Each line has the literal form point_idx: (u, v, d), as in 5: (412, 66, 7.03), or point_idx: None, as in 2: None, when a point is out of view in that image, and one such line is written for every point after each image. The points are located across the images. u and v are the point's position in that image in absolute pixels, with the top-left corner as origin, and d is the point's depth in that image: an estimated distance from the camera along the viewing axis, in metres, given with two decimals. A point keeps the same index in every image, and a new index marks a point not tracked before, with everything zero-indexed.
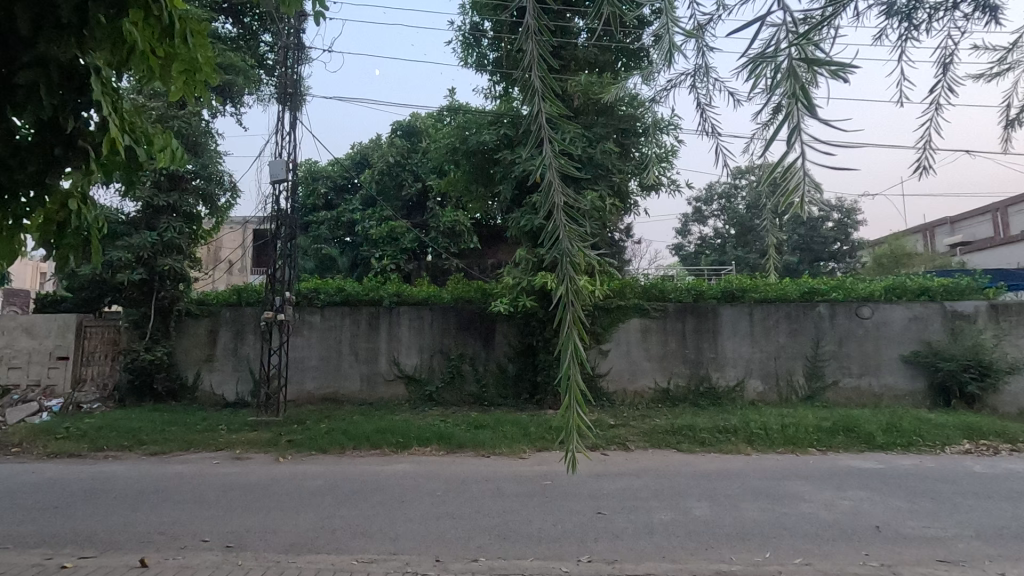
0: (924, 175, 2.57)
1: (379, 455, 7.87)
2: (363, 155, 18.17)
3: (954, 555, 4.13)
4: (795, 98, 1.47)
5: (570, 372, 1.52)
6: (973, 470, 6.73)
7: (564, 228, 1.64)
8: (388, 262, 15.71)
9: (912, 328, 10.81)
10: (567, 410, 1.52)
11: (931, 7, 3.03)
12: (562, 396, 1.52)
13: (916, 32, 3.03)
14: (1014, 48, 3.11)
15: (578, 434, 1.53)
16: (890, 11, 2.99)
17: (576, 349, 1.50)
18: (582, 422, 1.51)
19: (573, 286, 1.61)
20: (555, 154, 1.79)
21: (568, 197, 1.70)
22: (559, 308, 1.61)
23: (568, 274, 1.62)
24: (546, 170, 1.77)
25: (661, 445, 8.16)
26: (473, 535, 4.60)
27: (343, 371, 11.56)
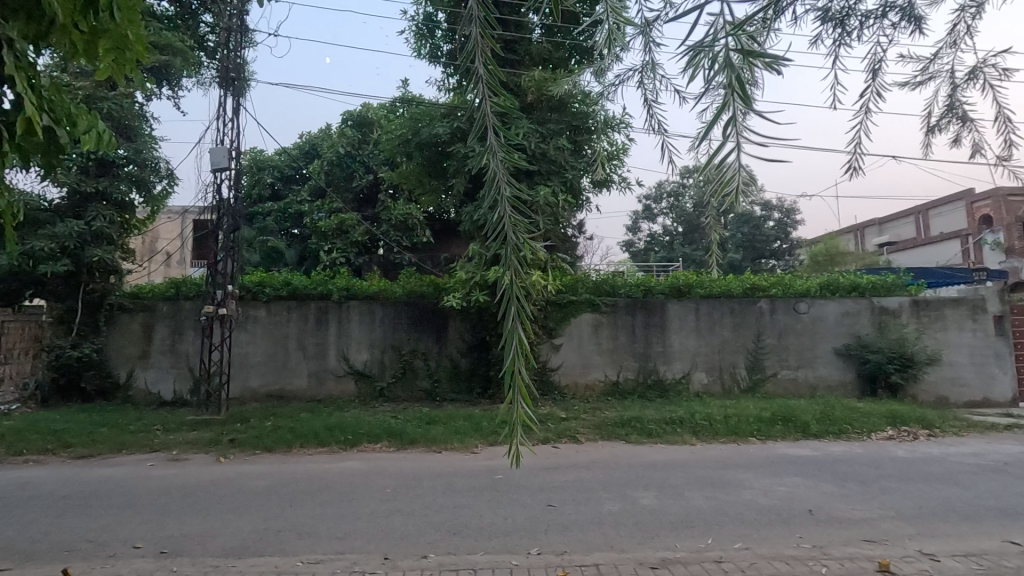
0: (852, 173, 2.75)
1: (327, 453, 7.67)
2: (311, 145, 17.66)
3: (878, 534, 4.42)
4: (732, 89, 1.55)
5: (514, 368, 1.53)
6: (897, 455, 7.22)
7: (509, 219, 1.64)
8: (338, 255, 15.30)
9: (844, 322, 11.47)
10: (510, 406, 1.52)
11: (862, 16, 3.20)
12: (506, 390, 1.52)
13: (849, 39, 3.20)
14: (934, 60, 3.32)
15: (522, 430, 1.54)
16: (825, 18, 3.14)
17: (522, 344, 1.50)
18: (526, 417, 1.52)
19: (520, 280, 1.60)
20: (500, 143, 1.80)
21: (513, 187, 1.70)
22: (504, 299, 1.61)
23: (513, 266, 1.61)
24: (490, 161, 1.77)
25: (611, 437, 8.34)
26: (423, 531, 4.57)
27: (289, 367, 11.19)
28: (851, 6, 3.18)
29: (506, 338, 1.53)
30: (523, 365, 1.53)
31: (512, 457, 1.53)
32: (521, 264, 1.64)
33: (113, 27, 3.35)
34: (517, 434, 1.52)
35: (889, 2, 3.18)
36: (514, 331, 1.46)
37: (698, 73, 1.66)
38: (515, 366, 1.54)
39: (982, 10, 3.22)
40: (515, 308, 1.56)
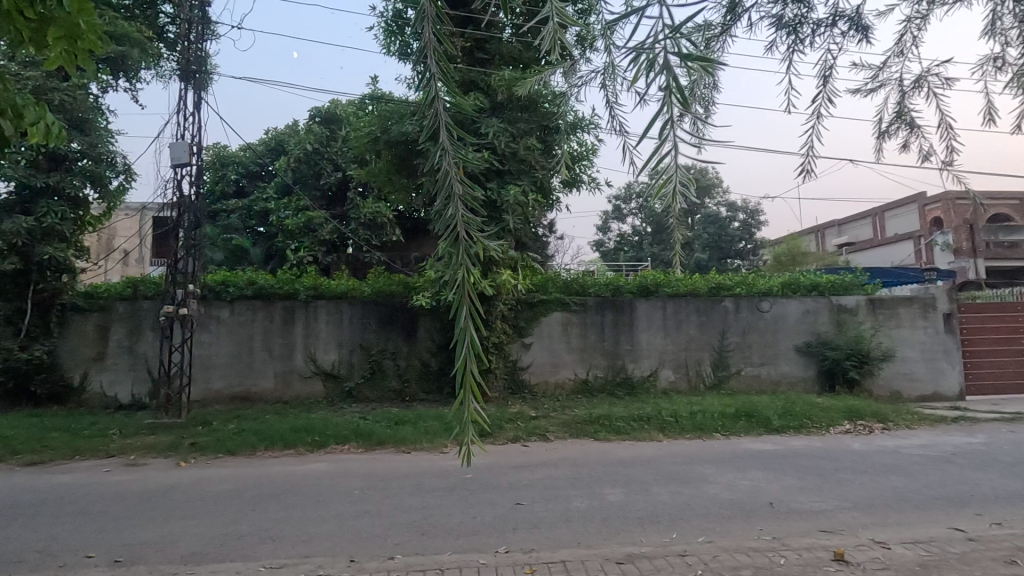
0: (804, 175, 2.87)
1: (293, 455, 7.53)
2: (278, 141, 17.30)
3: (835, 525, 4.58)
4: (670, 93, 1.64)
5: (465, 366, 1.60)
6: (854, 448, 7.49)
7: (461, 217, 1.72)
8: (305, 253, 15.01)
9: (805, 320, 11.83)
10: (462, 404, 1.59)
11: (814, 23, 3.31)
12: (457, 389, 1.59)
13: (802, 46, 3.30)
14: (883, 68, 3.45)
15: (473, 426, 1.61)
16: (779, 24, 3.24)
17: (472, 342, 1.56)
18: (477, 414, 1.58)
19: (470, 277, 1.67)
20: (451, 143, 1.89)
21: (462, 184, 1.78)
22: (454, 296, 1.68)
23: (463, 262, 1.68)
24: (442, 159, 1.86)
25: (580, 434, 8.41)
26: (390, 532, 4.54)
27: (254, 369, 10.94)
28: (804, 14, 3.27)
29: (458, 336, 1.59)
30: (474, 363, 1.60)
31: (464, 455, 1.59)
32: (471, 260, 1.73)
33: (62, 15, 3.23)
34: (469, 432, 1.59)
35: (839, 12, 3.30)
36: (464, 328, 1.52)
37: (639, 74, 1.71)
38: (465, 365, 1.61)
39: (927, 21, 3.36)
40: (466, 307, 1.63)
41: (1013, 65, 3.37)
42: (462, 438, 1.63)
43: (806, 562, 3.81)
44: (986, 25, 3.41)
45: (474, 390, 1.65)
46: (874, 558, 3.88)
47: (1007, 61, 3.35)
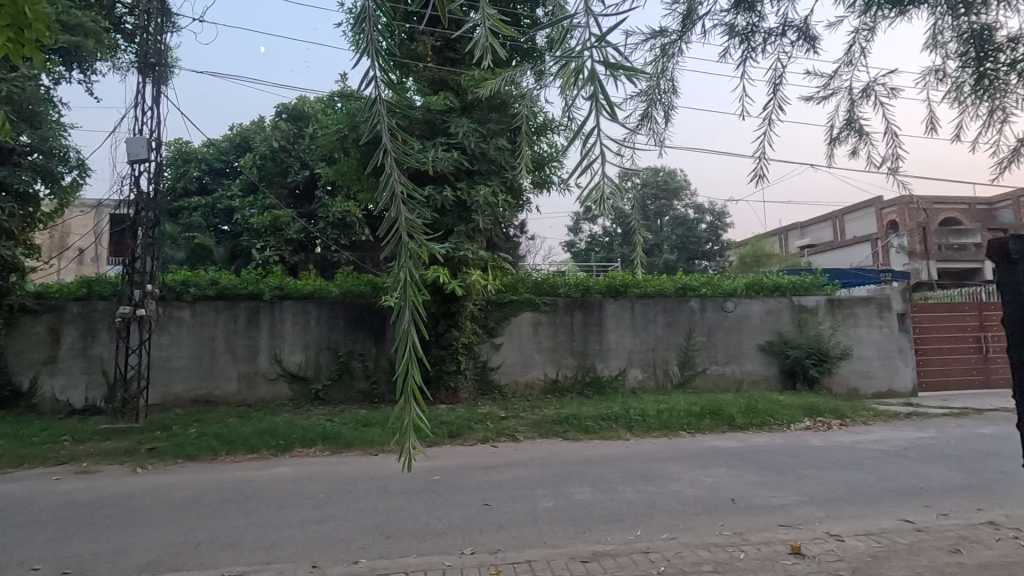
0: (756, 180, 2.95)
1: (256, 460, 7.36)
2: (243, 137, 16.90)
3: (793, 519, 4.71)
4: (596, 99, 1.72)
5: (406, 372, 1.63)
6: (812, 444, 7.72)
7: (403, 218, 1.74)
8: (271, 253, 14.67)
9: (768, 320, 12.14)
10: (403, 408, 1.63)
11: (765, 33, 3.40)
12: (398, 396, 1.62)
13: (754, 54, 3.39)
14: (834, 77, 3.56)
15: (413, 432, 1.64)
16: (732, 33, 3.32)
17: (413, 346, 1.59)
18: (418, 419, 1.63)
19: (412, 278, 1.70)
20: (393, 144, 1.92)
21: (406, 183, 1.80)
22: (397, 298, 1.71)
23: (406, 262, 1.71)
24: (386, 158, 1.89)
25: (549, 434, 8.45)
26: (354, 536, 4.47)
27: (217, 371, 10.65)
28: (755, 24, 3.36)
29: (399, 341, 1.62)
30: (415, 366, 1.63)
31: (405, 460, 1.64)
32: (415, 259, 1.75)
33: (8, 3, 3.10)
34: (410, 437, 1.62)
35: (788, 22, 3.39)
36: (405, 332, 1.56)
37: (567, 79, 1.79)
38: (407, 369, 1.63)
39: (875, 33, 3.48)
40: (408, 310, 1.67)
41: (953, 76, 3.52)
42: (403, 443, 1.66)
43: (764, 556, 3.91)
44: (927, 37, 3.56)
45: (417, 395, 1.68)
46: (829, 551, 4.00)
47: (947, 72, 3.50)
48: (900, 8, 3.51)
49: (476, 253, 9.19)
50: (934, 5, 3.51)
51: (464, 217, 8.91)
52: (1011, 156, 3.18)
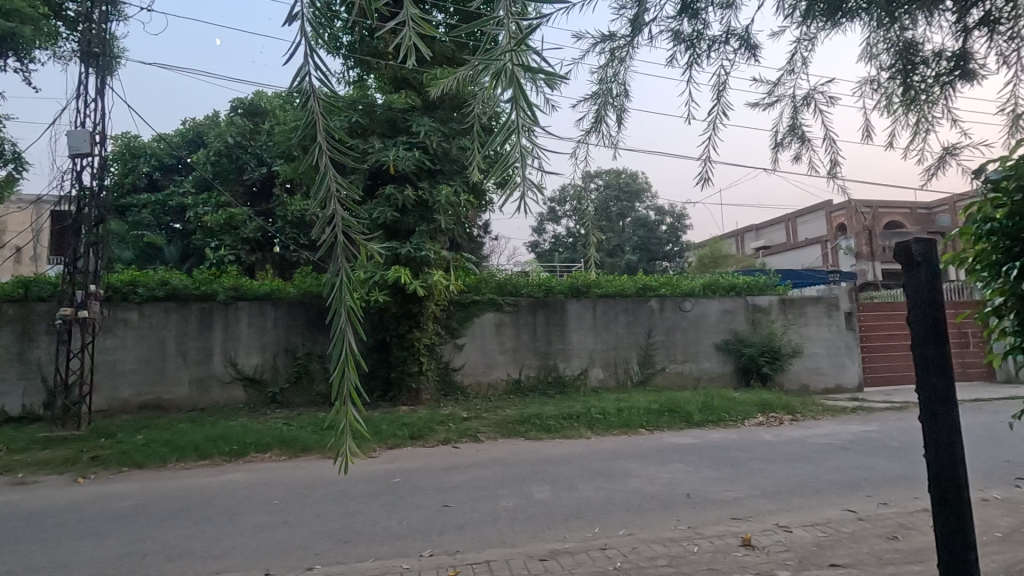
0: (702, 183, 3.03)
1: (209, 466, 7.11)
2: (196, 132, 16.33)
3: (745, 512, 4.87)
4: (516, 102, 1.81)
5: (343, 376, 1.64)
6: (765, 439, 8.00)
7: (340, 218, 1.71)
8: (226, 252, 14.18)
9: (724, 319, 12.50)
10: (340, 412, 1.64)
11: (709, 40, 3.50)
12: (334, 400, 1.63)
13: (699, 60, 3.49)
14: (777, 84, 3.68)
15: (350, 435, 1.65)
16: (678, 39, 3.42)
17: (350, 348, 1.60)
18: (355, 420, 1.64)
19: (347, 280, 1.69)
20: (330, 141, 1.83)
21: (340, 181, 1.76)
22: (334, 299, 1.70)
23: (341, 265, 1.69)
24: (321, 156, 1.81)
25: (510, 433, 8.48)
26: (310, 542, 4.38)
27: (167, 375, 10.24)
28: (700, 31, 3.46)
29: (336, 342, 1.62)
30: (352, 369, 1.64)
31: (341, 462, 1.65)
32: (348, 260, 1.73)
33: None
34: (347, 439, 1.64)
35: (731, 30, 3.51)
36: (342, 334, 1.56)
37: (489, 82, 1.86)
38: (343, 372, 1.64)
39: (814, 43, 3.64)
40: (344, 312, 1.66)
41: (884, 87, 3.70)
42: (340, 445, 1.67)
43: (716, 549, 4.02)
44: (861, 51, 3.74)
45: (353, 397, 1.69)
46: (777, 542, 4.15)
47: (879, 83, 3.68)
48: (834, 22, 3.69)
49: (438, 253, 9.16)
50: (866, 19, 3.69)
51: (427, 217, 8.92)
52: (939, 163, 3.35)
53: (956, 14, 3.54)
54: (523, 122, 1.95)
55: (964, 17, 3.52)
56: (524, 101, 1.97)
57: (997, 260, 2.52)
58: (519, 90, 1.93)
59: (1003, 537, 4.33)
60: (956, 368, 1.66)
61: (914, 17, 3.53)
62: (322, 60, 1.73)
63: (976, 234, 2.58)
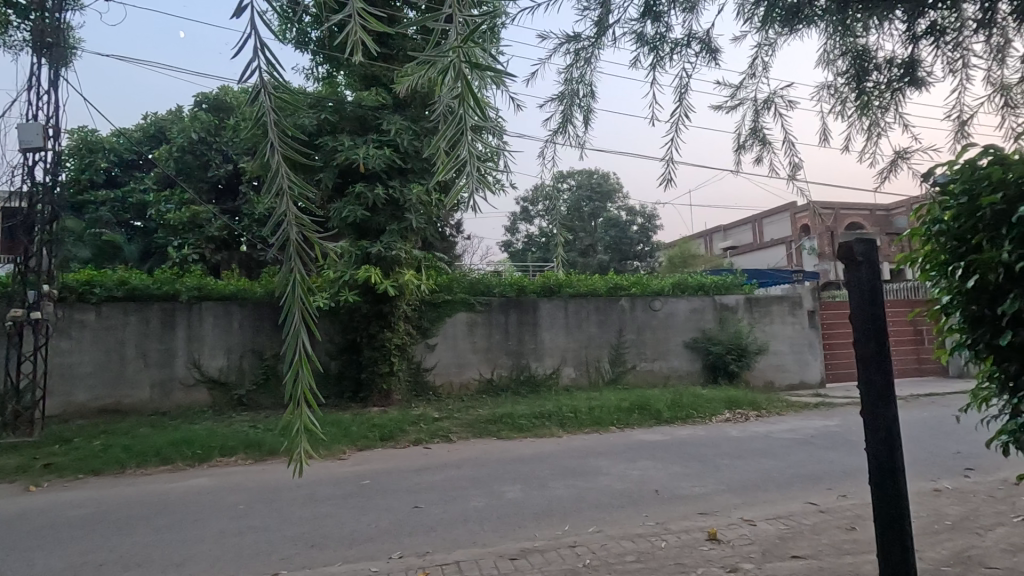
0: (666, 183, 3.06)
1: (170, 471, 6.90)
2: (158, 128, 15.84)
3: (712, 507, 4.97)
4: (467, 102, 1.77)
5: (298, 377, 1.60)
6: (731, 435, 8.18)
7: (292, 216, 1.60)
8: (190, 251, 13.78)
9: (692, 318, 12.72)
10: (294, 413, 1.60)
11: (672, 43, 3.56)
12: (288, 401, 1.58)
13: (662, 63, 3.54)
14: (740, 88, 3.75)
15: (305, 436, 1.62)
16: (642, 41, 3.46)
17: (304, 350, 1.55)
18: (310, 422, 1.61)
19: (301, 280, 1.60)
20: (282, 134, 1.68)
21: (293, 178, 1.65)
22: (286, 299, 1.62)
23: (295, 266, 1.60)
24: (271, 151, 1.66)
25: (482, 433, 8.46)
26: (276, 546, 4.30)
27: (127, 378, 9.90)
28: (663, 34, 3.52)
29: (289, 343, 1.56)
30: (305, 370, 1.59)
31: (296, 464, 1.62)
32: (302, 259, 1.64)
33: None
34: (302, 440, 1.61)
35: (693, 34, 3.57)
36: (295, 335, 1.51)
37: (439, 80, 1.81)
38: (297, 372, 1.59)
39: (774, 49, 3.73)
40: (298, 312, 1.58)
41: (841, 92, 3.82)
42: (294, 446, 1.63)
43: (683, 544, 4.09)
44: (818, 57, 3.84)
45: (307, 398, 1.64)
46: (742, 535, 4.25)
47: (835, 88, 3.79)
48: (793, 27, 3.78)
49: (409, 252, 9.08)
50: (822, 26, 3.79)
51: (397, 215, 8.87)
52: (891, 166, 3.47)
53: (905, 23, 3.68)
54: (473, 121, 1.94)
55: (914, 25, 3.65)
56: (471, 99, 1.90)
57: (943, 260, 2.65)
58: (467, 88, 1.87)
59: (953, 525, 4.53)
60: (892, 360, 1.73)
61: (867, 25, 3.65)
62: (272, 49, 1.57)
63: (926, 234, 2.70)
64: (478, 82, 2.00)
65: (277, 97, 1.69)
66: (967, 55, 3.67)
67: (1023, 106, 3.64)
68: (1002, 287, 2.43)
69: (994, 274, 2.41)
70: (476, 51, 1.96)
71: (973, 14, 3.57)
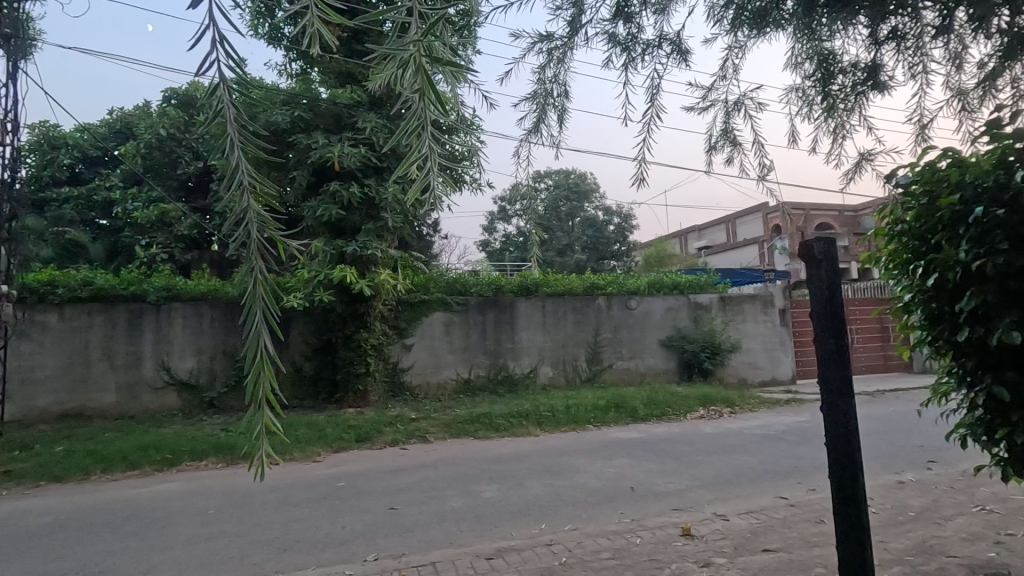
0: (640, 182, 3.08)
1: (138, 477, 6.71)
2: (125, 123, 15.41)
3: (686, 503, 5.04)
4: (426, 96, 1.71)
5: (260, 379, 1.56)
6: (705, 432, 8.30)
7: (254, 213, 1.57)
8: (158, 250, 13.42)
9: (668, 316, 12.88)
10: (255, 416, 1.56)
11: (643, 44, 3.60)
12: (249, 403, 1.55)
13: (635, 63, 3.57)
14: (711, 90, 3.80)
15: (267, 439, 1.58)
16: (615, 42, 3.49)
17: (265, 350, 1.51)
18: (273, 425, 1.57)
19: (263, 280, 1.56)
20: (242, 130, 1.64)
21: (255, 175, 1.61)
22: (248, 298, 1.58)
23: (257, 264, 1.56)
24: (231, 147, 1.62)
25: (459, 433, 8.43)
26: (248, 551, 4.22)
27: (92, 381, 9.60)
28: (635, 35, 3.56)
29: (250, 343, 1.52)
30: (267, 372, 1.56)
31: (257, 467, 1.58)
32: (265, 258, 1.60)
33: None
34: (263, 444, 1.57)
35: (663, 35, 3.61)
36: (256, 334, 1.47)
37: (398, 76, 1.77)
38: (259, 373, 1.56)
39: (744, 52, 3.80)
40: (259, 312, 1.55)
41: (807, 95, 3.91)
42: (255, 450, 1.60)
43: (658, 539, 4.14)
44: (786, 60, 3.92)
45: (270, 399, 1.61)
46: (715, 530, 4.32)
47: (803, 90, 3.87)
48: (761, 31, 3.85)
49: (386, 252, 9.00)
50: (789, 30, 3.87)
51: (373, 215, 8.80)
52: (856, 167, 3.56)
53: (868, 28, 3.78)
54: (434, 115, 1.88)
55: (876, 31, 3.76)
56: (431, 94, 1.85)
57: (906, 258, 2.73)
58: (427, 83, 1.81)
59: (916, 516, 4.67)
60: (852, 356, 1.78)
61: (832, 29, 3.74)
62: (231, 42, 1.52)
63: (889, 234, 2.80)
64: (442, 78, 1.95)
65: (238, 92, 1.64)
66: (926, 60, 3.79)
67: (979, 111, 3.77)
68: (960, 285, 2.51)
69: (952, 273, 2.49)
70: (438, 46, 1.91)
71: (932, 21, 3.68)
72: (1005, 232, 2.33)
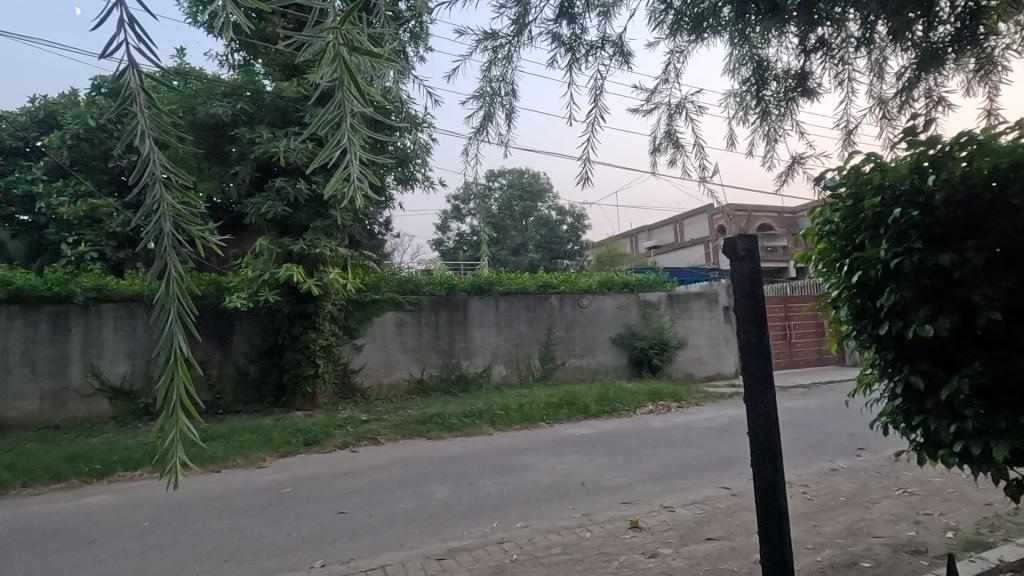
0: (585, 180, 3.10)
1: (63, 490, 6.29)
2: (50, 113, 14.42)
3: (634, 496, 5.16)
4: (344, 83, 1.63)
5: (173, 383, 1.49)
6: (654, 426, 8.52)
7: (168, 205, 1.49)
8: (87, 248, 12.61)
9: (618, 314, 13.14)
10: (169, 422, 1.49)
11: (587, 45, 3.66)
12: (161, 407, 1.48)
13: (579, 64, 3.62)
14: (654, 92, 3.90)
15: (181, 446, 1.51)
16: (559, 42, 3.53)
17: (178, 352, 1.44)
18: (188, 431, 1.50)
19: (178, 278, 1.48)
20: (154, 118, 1.55)
21: (171, 167, 1.53)
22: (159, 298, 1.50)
23: (171, 261, 1.48)
24: (141, 138, 1.53)
25: (411, 435, 8.33)
26: (187, 563, 4.03)
27: (11, 389, 8.92)
28: (578, 36, 3.61)
29: (162, 345, 1.45)
30: (182, 376, 1.49)
31: (171, 475, 1.51)
32: (182, 256, 1.53)
33: None
34: (178, 451, 1.50)
35: (606, 37, 3.68)
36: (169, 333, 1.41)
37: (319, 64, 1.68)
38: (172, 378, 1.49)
39: (685, 56, 3.91)
40: (173, 313, 1.48)
41: (744, 100, 4.06)
42: (168, 459, 1.51)
43: (607, 533, 4.23)
44: (725, 66, 4.06)
45: (184, 405, 1.54)
46: (661, 522, 4.44)
47: (739, 95, 4.02)
48: (700, 36, 3.98)
49: (335, 250, 8.77)
50: (725, 36, 4.02)
51: (321, 213, 8.60)
52: (789, 170, 3.73)
53: (798, 36, 3.97)
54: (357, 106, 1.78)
55: (805, 41, 3.96)
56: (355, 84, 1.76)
57: (834, 258, 2.90)
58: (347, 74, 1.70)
59: (847, 500, 4.95)
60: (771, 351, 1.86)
61: (765, 36, 3.91)
62: (137, 25, 1.44)
63: (819, 234, 2.96)
64: (370, 68, 1.86)
65: (150, 81, 1.55)
66: (850, 69, 4.01)
67: (898, 118, 4.02)
68: (880, 282, 2.68)
69: (873, 270, 2.66)
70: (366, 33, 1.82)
71: (856, 33, 3.90)
72: (918, 232, 2.52)
